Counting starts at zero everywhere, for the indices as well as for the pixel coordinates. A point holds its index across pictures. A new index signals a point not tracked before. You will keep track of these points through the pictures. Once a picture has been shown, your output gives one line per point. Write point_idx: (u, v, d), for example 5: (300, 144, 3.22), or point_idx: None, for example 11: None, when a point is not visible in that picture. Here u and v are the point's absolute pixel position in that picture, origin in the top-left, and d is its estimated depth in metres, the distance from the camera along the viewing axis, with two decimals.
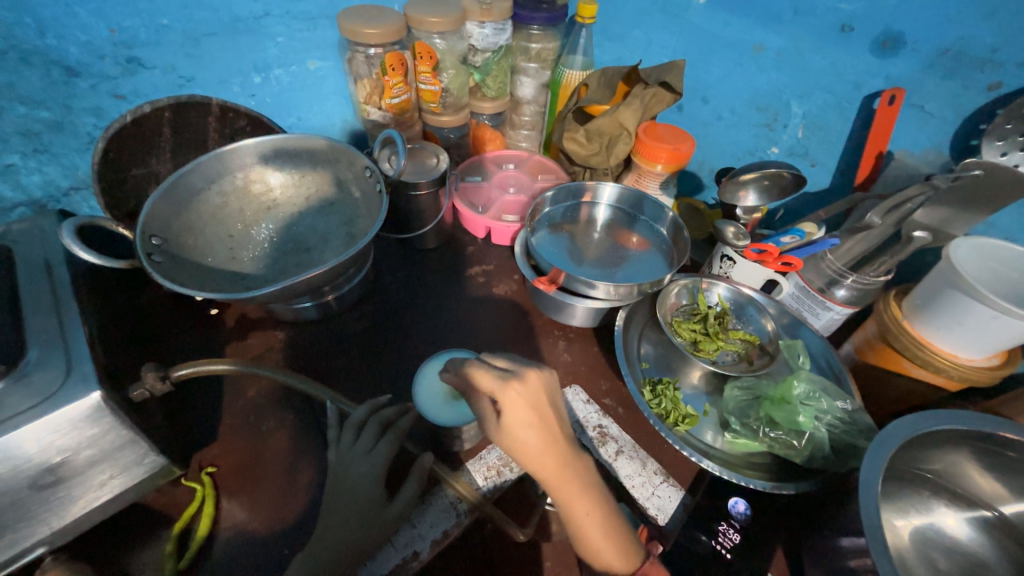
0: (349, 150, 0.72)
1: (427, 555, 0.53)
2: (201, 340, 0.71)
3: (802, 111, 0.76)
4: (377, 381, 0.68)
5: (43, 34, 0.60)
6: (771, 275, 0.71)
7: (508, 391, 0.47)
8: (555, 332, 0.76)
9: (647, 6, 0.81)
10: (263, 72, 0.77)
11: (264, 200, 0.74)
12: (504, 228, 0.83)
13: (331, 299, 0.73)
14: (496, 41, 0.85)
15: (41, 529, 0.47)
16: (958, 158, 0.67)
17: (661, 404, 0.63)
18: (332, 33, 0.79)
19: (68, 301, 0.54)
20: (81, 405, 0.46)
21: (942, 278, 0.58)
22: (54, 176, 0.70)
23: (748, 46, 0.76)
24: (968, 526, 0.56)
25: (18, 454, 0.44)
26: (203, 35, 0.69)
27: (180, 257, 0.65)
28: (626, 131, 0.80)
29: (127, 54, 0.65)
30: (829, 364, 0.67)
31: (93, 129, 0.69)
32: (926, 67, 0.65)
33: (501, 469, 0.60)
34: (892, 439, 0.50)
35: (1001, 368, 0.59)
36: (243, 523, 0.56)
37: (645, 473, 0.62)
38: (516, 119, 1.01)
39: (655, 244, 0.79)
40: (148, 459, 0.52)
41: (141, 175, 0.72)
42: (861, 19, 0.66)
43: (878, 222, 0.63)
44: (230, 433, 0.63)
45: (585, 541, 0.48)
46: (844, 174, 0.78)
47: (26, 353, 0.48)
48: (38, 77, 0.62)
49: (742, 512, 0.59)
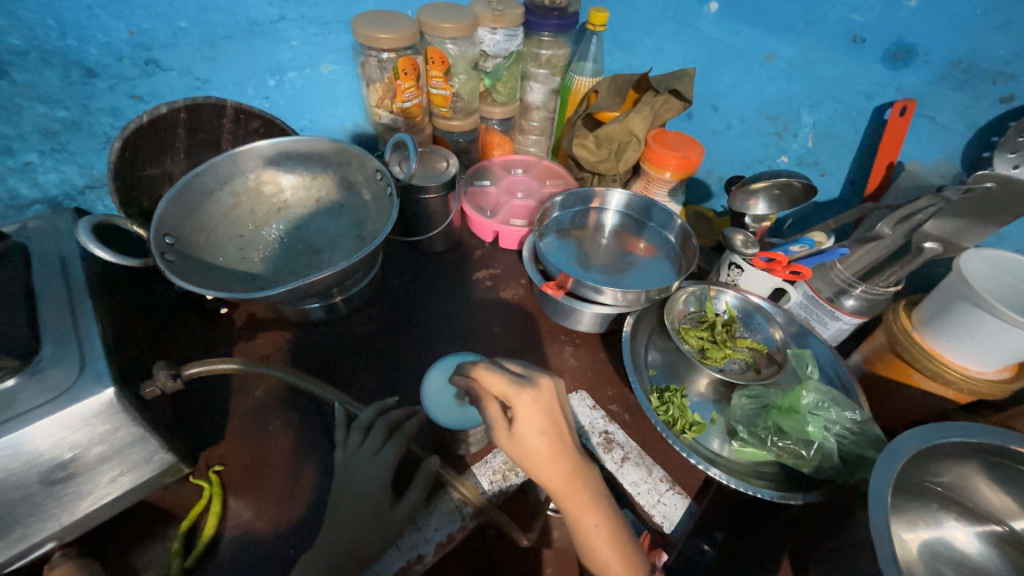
0: (360, 153, 0.72)
1: (431, 558, 0.53)
2: (212, 340, 0.72)
3: (812, 121, 0.76)
4: (383, 383, 0.69)
5: (64, 35, 0.61)
6: (779, 283, 0.71)
7: (523, 399, 0.47)
8: (562, 337, 0.76)
9: (659, 15, 0.82)
10: (277, 75, 0.77)
11: (275, 202, 0.75)
12: (512, 232, 0.84)
13: (339, 301, 0.73)
14: (507, 47, 0.86)
15: (49, 524, 0.47)
16: (969, 169, 0.67)
17: (668, 411, 0.63)
18: (346, 38, 0.80)
19: (82, 298, 0.54)
20: (92, 402, 0.47)
21: (953, 290, 0.57)
22: (69, 175, 0.71)
23: (759, 56, 0.76)
24: (978, 540, 0.55)
25: (30, 450, 0.44)
26: (220, 38, 0.70)
27: (191, 257, 0.65)
28: (636, 138, 0.81)
29: (145, 56, 0.66)
30: (837, 373, 0.67)
31: (110, 128, 0.69)
32: (937, 78, 0.65)
33: (507, 473, 0.60)
34: (902, 450, 0.50)
35: (1011, 382, 0.59)
36: (249, 522, 0.56)
37: (650, 481, 0.61)
38: (525, 125, 1.01)
39: (662, 251, 0.79)
40: (157, 457, 0.53)
41: (156, 175, 0.73)
42: (873, 30, 0.66)
43: (888, 233, 0.62)
44: (235, 433, 0.63)
45: (593, 556, 0.48)
46: (853, 184, 0.78)
47: (40, 348, 0.49)
48: (58, 78, 0.63)
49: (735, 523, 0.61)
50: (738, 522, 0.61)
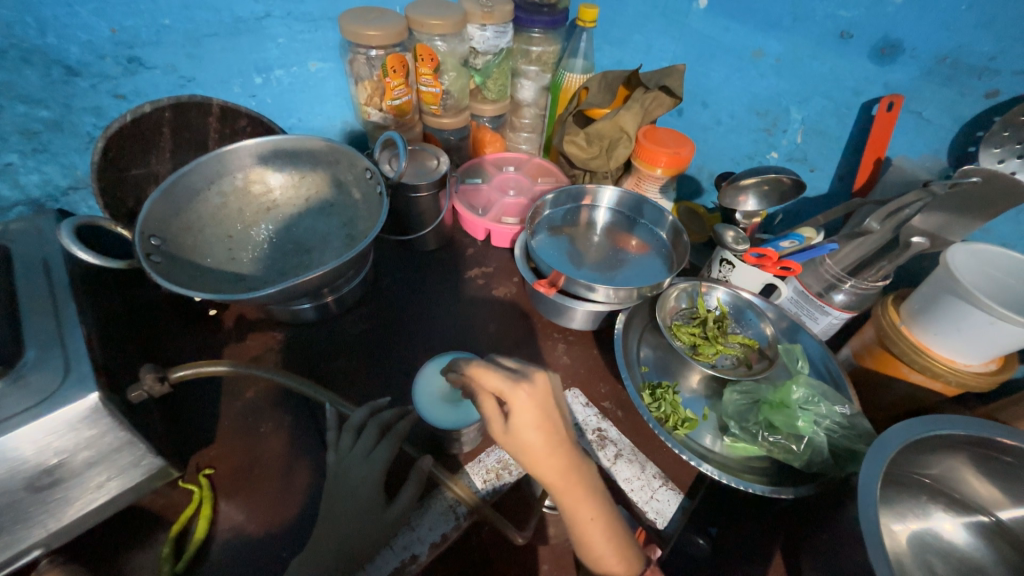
0: (350, 151, 0.71)
1: (425, 559, 0.53)
2: (201, 342, 0.71)
3: (801, 117, 0.76)
4: (376, 383, 0.68)
5: (43, 33, 0.60)
6: (770, 279, 0.72)
7: (518, 394, 0.46)
8: (555, 334, 0.76)
9: (648, 11, 0.82)
10: (264, 73, 0.76)
11: (264, 201, 0.74)
12: (504, 230, 0.84)
13: (330, 301, 0.73)
14: (497, 43, 0.85)
15: (37, 531, 0.47)
16: (955, 164, 0.68)
17: (661, 407, 0.63)
18: (333, 35, 0.79)
19: (66, 301, 0.53)
20: (77, 407, 0.46)
21: (940, 284, 0.58)
22: (52, 176, 0.69)
23: (748, 52, 0.76)
24: (965, 530, 0.56)
25: (14, 456, 0.44)
26: (204, 36, 0.69)
27: (179, 258, 0.64)
28: (626, 134, 0.80)
29: (127, 54, 0.65)
30: (827, 368, 0.67)
31: (93, 128, 0.68)
32: (924, 74, 0.66)
33: (500, 472, 0.60)
34: (891, 442, 0.50)
35: (998, 374, 0.59)
36: (240, 526, 0.55)
37: (643, 477, 0.62)
38: (517, 122, 1.01)
39: (654, 247, 0.80)
40: (146, 461, 0.52)
41: (141, 175, 0.72)
42: (860, 26, 0.67)
43: (876, 228, 0.63)
44: (227, 435, 0.62)
45: (589, 550, 0.48)
46: (842, 179, 0.78)
47: (23, 353, 0.48)
48: (38, 76, 0.62)
49: (724, 516, 0.61)
50: (732, 515, 0.61)
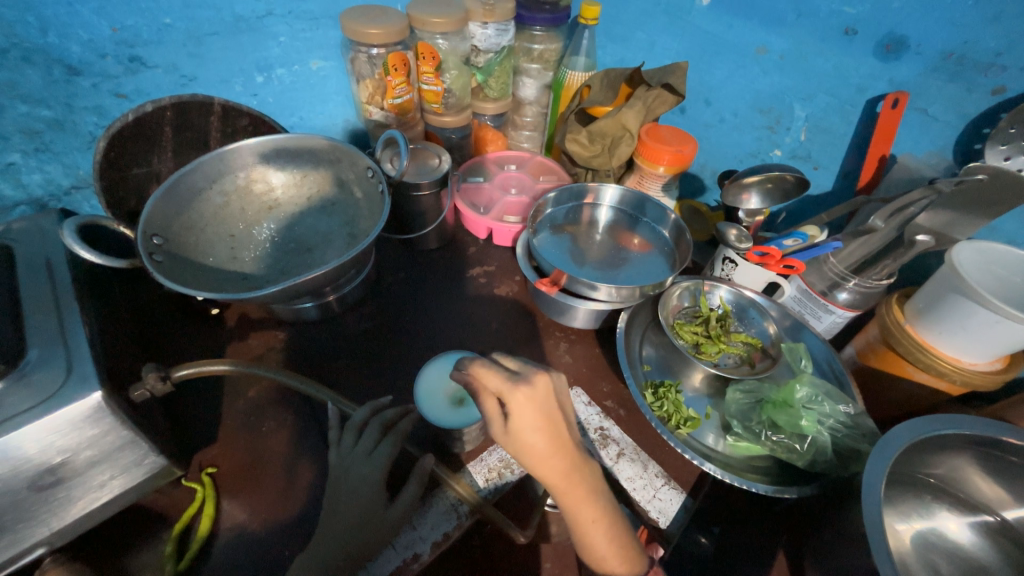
0: (352, 151, 0.71)
1: (427, 557, 0.53)
2: (203, 341, 0.71)
3: (805, 114, 0.76)
4: (378, 381, 0.68)
5: (45, 33, 0.60)
6: (773, 278, 0.71)
7: (517, 395, 0.46)
8: (557, 333, 0.76)
9: (651, 8, 0.81)
10: (265, 72, 0.76)
11: (266, 200, 0.74)
12: (506, 228, 0.83)
13: (332, 300, 0.73)
14: (499, 41, 0.84)
15: (40, 530, 0.47)
16: (961, 161, 0.67)
17: (664, 406, 0.63)
18: (334, 33, 0.79)
19: (69, 299, 0.54)
20: (80, 406, 0.46)
21: (946, 282, 0.57)
22: (54, 175, 0.70)
23: (751, 49, 0.76)
24: (971, 530, 0.56)
25: (18, 454, 0.44)
26: (205, 35, 0.69)
27: (181, 257, 0.64)
28: (629, 132, 0.80)
29: (129, 53, 0.65)
30: (831, 367, 0.67)
31: (95, 128, 0.68)
32: (930, 70, 0.65)
33: (502, 471, 0.61)
34: (896, 442, 0.50)
35: (1003, 372, 0.59)
36: (243, 525, 0.55)
37: (646, 476, 0.62)
38: (518, 120, 1.01)
39: (657, 246, 0.79)
40: (149, 460, 0.52)
41: (143, 174, 0.72)
42: (866, 23, 0.66)
43: (880, 226, 0.63)
44: (230, 434, 0.62)
45: (590, 550, 0.48)
46: (846, 177, 0.78)
47: (27, 352, 0.48)
48: (39, 76, 0.62)
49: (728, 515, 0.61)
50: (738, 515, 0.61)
